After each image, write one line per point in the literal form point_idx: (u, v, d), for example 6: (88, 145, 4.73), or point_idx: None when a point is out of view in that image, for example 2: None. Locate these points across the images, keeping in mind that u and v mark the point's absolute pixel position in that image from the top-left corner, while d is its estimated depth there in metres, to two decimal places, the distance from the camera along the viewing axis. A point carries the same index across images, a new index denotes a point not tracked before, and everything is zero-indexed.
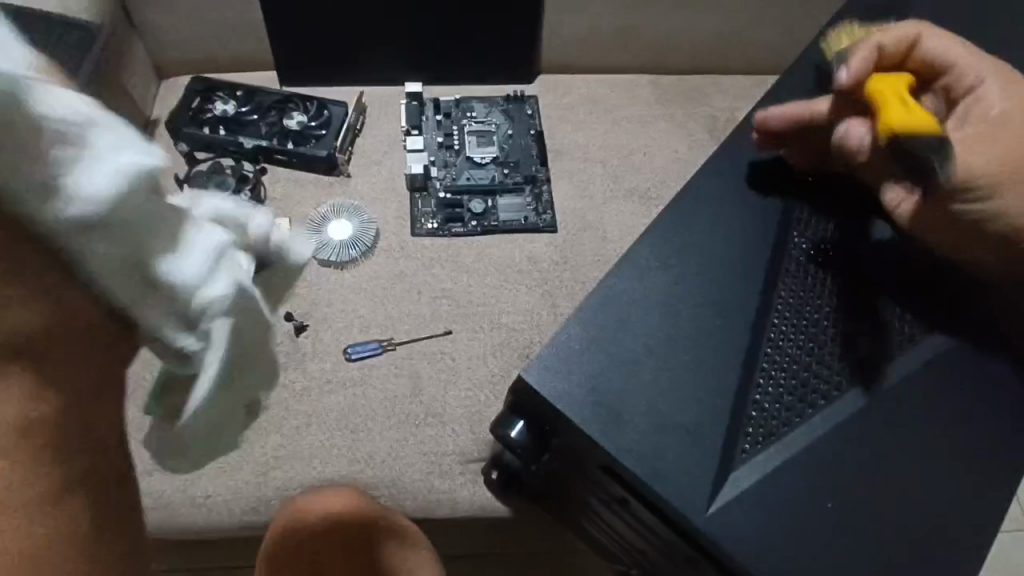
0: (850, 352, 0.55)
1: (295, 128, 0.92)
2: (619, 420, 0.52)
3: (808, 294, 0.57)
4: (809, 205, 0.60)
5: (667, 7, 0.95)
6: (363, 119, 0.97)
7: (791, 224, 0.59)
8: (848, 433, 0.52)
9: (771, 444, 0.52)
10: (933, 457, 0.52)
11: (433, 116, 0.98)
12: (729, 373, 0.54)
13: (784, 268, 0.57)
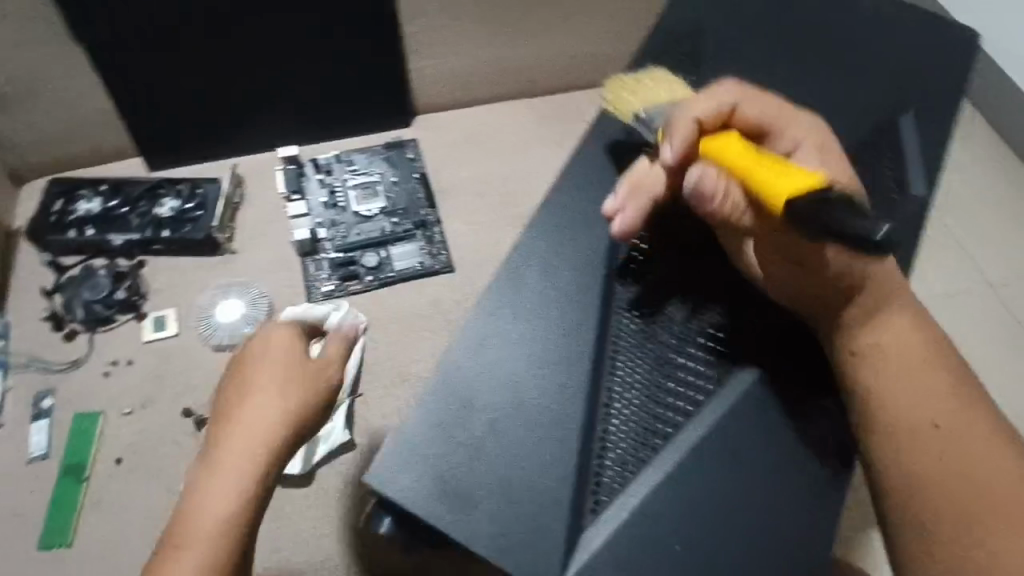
0: (683, 389, 0.58)
1: (169, 215, 0.90)
2: (467, 504, 0.53)
3: (639, 337, 0.60)
4: (632, 257, 0.62)
5: (526, 36, 0.97)
6: (242, 192, 0.95)
7: (619, 266, 0.62)
8: (689, 468, 0.54)
9: (616, 498, 0.55)
10: (777, 474, 0.53)
11: (314, 175, 0.97)
12: (570, 434, 0.55)
13: (616, 316, 0.61)
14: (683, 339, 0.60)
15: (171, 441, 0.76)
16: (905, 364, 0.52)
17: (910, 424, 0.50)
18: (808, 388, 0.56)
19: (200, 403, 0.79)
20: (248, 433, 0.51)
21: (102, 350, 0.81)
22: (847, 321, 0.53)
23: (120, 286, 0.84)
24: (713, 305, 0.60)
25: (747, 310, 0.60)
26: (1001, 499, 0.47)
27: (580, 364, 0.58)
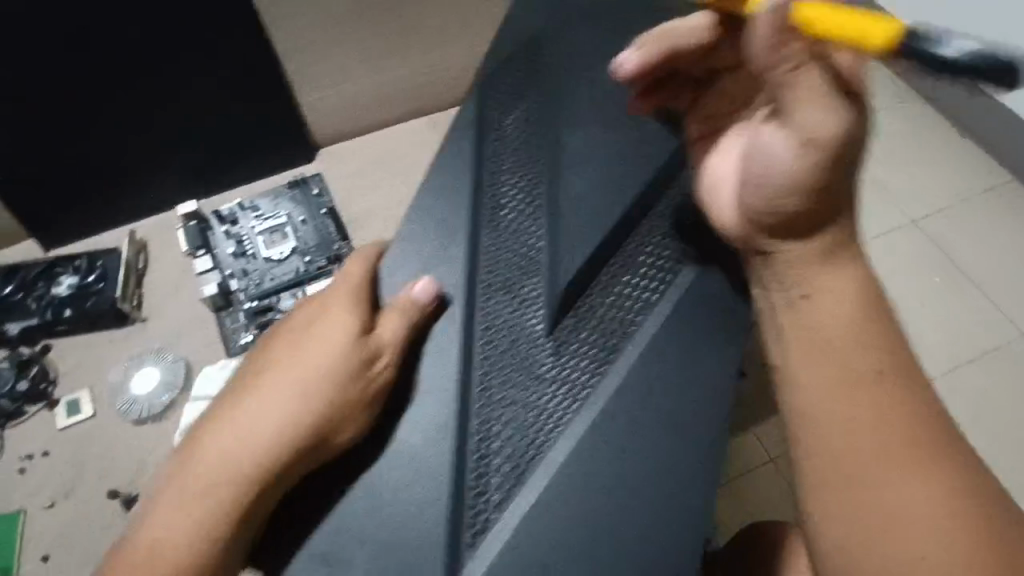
0: (567, 372, 0.52)
1: (69, 292, 0.86)
2: (339, 556, 0.47)
3: (514, 333, 0.54)
4: (499, 237, 0.57)
5: (408, 56, 0.96)
6: (146, 257, 0.93)
7: (481, 270, 0.56)
8: (575, 465, 0.48)
9: (503, 511, 0.48)
10: (673, 451, 0.48)
11: (218, 227, 0.94)
12: (442, 452, 0.49)
13: (482, 323, 0.54)
14: (562, 336, 0.53)
15: (98, 525, 0.74)
16: (840, 315, 0.43)
17: (835, 383, 0.42)
18: (701, 344, 0.51)
19: (128, 483, 0.76)
20: (297, 388, 0.50)
21: (15, 445, 0.79)
22: (783, 260, 0.44)
23: (25, 376, 0.81)
24: (588, 295, 0.54)
25: (626, 294, 0.54)
26: (914, 468, 0.40)
27: (447, 386, 0.51)
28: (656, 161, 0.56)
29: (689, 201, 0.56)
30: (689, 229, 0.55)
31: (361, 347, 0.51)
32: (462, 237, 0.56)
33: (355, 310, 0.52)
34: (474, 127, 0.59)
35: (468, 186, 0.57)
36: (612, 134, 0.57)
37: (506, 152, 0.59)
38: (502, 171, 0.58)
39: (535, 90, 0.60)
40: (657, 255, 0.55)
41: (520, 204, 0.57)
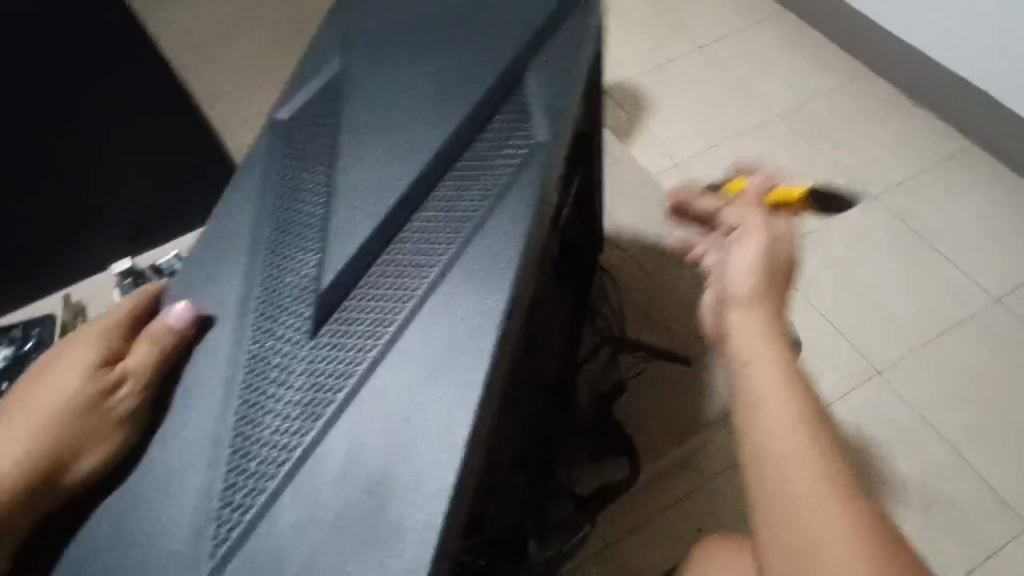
0: (330, 350, 0.51)
1: (3, 364, 0.85)
2: (110, 557, 0.48)
3: (285, 317, 0.53)
4: (279, 226, 0.57)
5: None
6: (84, 318, 0.91)
7: (262, 262, 0.55)
8: (326, 440, 0.47)
9: (252, 495, 0.47)
10: (427, 415, 0.47)
11: (155, 281, 0.93)
12: (205, 443, 0.49)
13: (253, 336, 0.53)
14: (328, 345, 0.51)
15: None
16: (775, 380, 0.49)
17: (782, 441, 0.46)
18: (460, 303, 0.50)
19: None
20: (40, 427, 0.52)
21: None
22: (737, 329, 0.54)
23: None
24: (357, 299, 0.52)
25: (393, 297, 0.51)
26: (851, 528, 0.42)
27: (212, 403, 0.51)
28: (427, 157, 0.56)
29: (463, 184, 0.55)
30: (457, 224, 0.53)
31: (104, 379, 0.53)
32: (242, 254, 0.56)
33: (107, 343, 0.55)
34: (268, 146, 0.61)
35: (253, 202, 0.59)
36: (388, 137, 0.57)
37: (299, 145, 0.60)
38: (290, 184, 0.58)
39: (325, 107, 0.61)
40: (428, 243, 0.53)
41: (301, 214, 0.56)
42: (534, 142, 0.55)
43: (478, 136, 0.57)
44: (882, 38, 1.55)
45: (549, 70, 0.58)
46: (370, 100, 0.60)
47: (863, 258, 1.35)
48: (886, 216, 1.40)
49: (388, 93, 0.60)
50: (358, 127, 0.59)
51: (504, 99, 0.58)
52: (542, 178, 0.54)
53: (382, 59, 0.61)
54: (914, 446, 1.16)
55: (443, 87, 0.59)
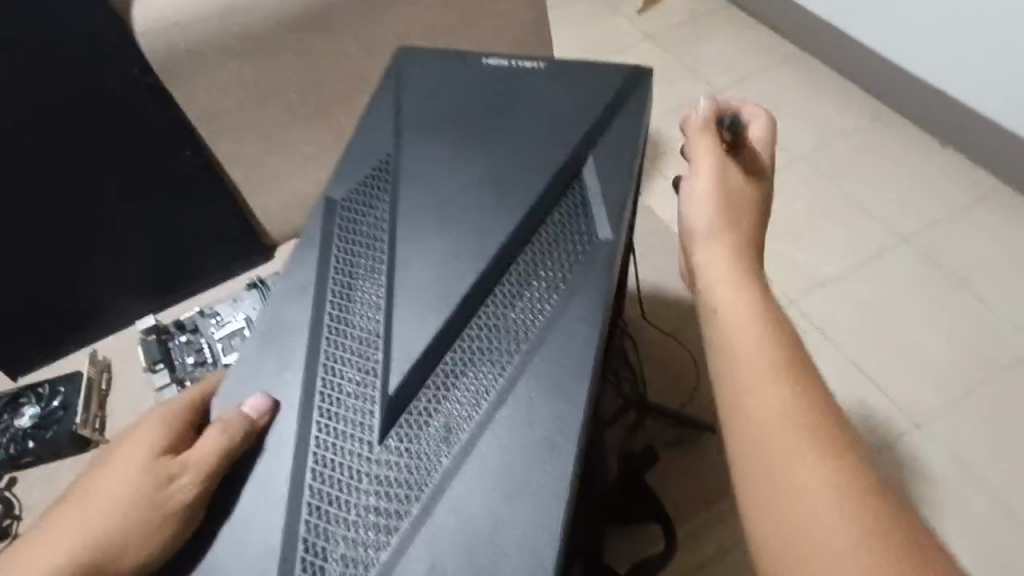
0: (404, 461, 0.47)
1: (31, 424, 0.87)
2: None
3: (350, 420, 0.49)
4: (339, 320, 0.53)
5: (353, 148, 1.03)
6: (110, 373, 0.95)
7: (321, 358, 0.52)
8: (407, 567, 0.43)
9: None
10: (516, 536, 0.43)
11: (177, 338, 0.95)
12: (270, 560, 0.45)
13: (316, 438, 0.49)
14: (399, 453, 0.47)
15: None
16: (751, 334, 0.48)
17: (761, 399, 0.45)
18: (545, 412, 0.46)
19: None
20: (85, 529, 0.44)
21: None
22: (708, 276, 0.55)
23: None
24: (426, 400, 0.49)
25: (465, 404, 0.48)
26: (832, 475, 0.40)
27: (275, 513, 0.46)
28: (493, 250, 0.53)
29: (532, 281, 0.52)
30: (521, 325, 0.50)
31: (158, 470, 0.46)
32: (301, 344, 0.52)
33: (166, 432, 0.48)
34: (323, 228, 0.58)
35: (309, 292, 0.54)
36: (446, 229, 0.55)
37: (357, 232, 0.57)
38: (347, 274, 0.55)
39: (386, 192, 0.58)
40: (501, 344, 0.50)
41: (363, 307, 0.53)
42: (598, 240, 0.53)
43: (540, 229, 0.55)
44: (906, 78, 1.53)
45: (609, 161, 0.56)
46: (425, 190, 0.57)
47: (893, 300, 1.31)
48: (916, 259, 1.36)
49: (442, 181, 0.58)
50: (417, 216, 0.56)
51: (565, 194, 0.56)
52: (606, 281, 0.51)
53: (432, 147, 0.59)
54: (954, 498, 1.11)
55: (504, 178, 0.57)
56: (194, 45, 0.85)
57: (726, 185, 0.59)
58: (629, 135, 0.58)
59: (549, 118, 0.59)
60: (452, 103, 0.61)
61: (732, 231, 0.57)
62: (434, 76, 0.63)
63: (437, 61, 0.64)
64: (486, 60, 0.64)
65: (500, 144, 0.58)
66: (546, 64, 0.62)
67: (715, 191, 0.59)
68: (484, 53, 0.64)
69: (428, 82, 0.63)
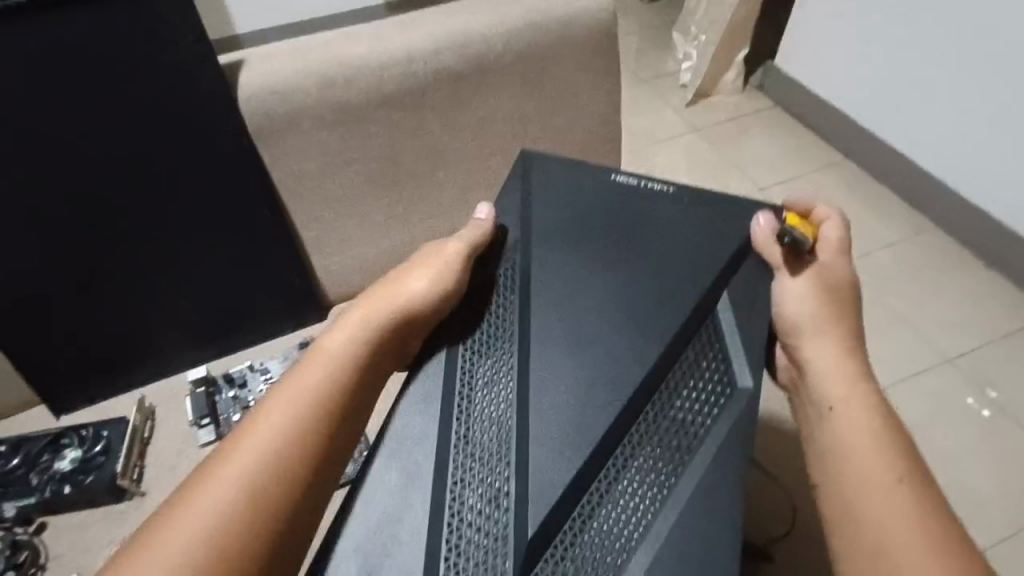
0: None
1: (70, 467, 0.86)
2: None
3: (483, 551, 0.50)
4: (468, 441, 0.56)
5: (420, 221, 1.05)
6: (152, 423, 0.93)
7: (451, 480, 0.54)
8: None
9: None
10: None
11: (225, 393, 0.95)
12: None
13: (447, 556, 0.50)
14: None
15: None
16: (865, 430, 0.52)
17: (876, 504, 0.48)
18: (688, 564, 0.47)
19: None
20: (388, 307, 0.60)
21: None
22: (818, 376, 0.56)
23: (12, 561, 0.79)
24: (563, 547, 0.49)
25: (602, 544, 0.49)
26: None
27: None
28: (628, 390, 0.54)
29: (669, 432, 0.54)
30: (653, 465, 0.52)
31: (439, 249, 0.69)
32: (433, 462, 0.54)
33: None
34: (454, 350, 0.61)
35: (440, 412, 0.57)
36: (581, 342, 0.57)
37: (487, 352, 0.60)
38: (479, 393, 0.58)
39: (516, 312, 0.61)
40: (636, 487, 0.51)
41: (492, 422, 0.56)
42: (735, 388, 0.55)
43: (674, 364, 0.57)
44: (952, 200, 1.55)
45: (742, 297, 0.60)
46: (558, 297, 0.60)
47: (938, 421, 1.28)
48: (963, 382, 1.34)
49: (576, 295, 0.60)
50: (548, 339, 0.58)
51: (698, 338, 0.58)
52: (739, 429, 0.53)
53: (565, 261, 0.62)
54: None
55: (640, 296, 0.59)
56: (291, 113, 0.88)
57: (818, 285, 0.59)
58: (758, 285, 0.61)
59: (681, 246, 0.62)
60: (587, 214, 0.65)
61: (832, 336, 0.57)
62: (570, 186, 0.68)
63: (571, 173, 0.69)
64: (618, 174, 0.68)
65: (629, 266, 0.61)
66: (677, 187, 0.67)
67: (813, 299, 0.58)
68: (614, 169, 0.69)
69: (560, 194, 0.67)
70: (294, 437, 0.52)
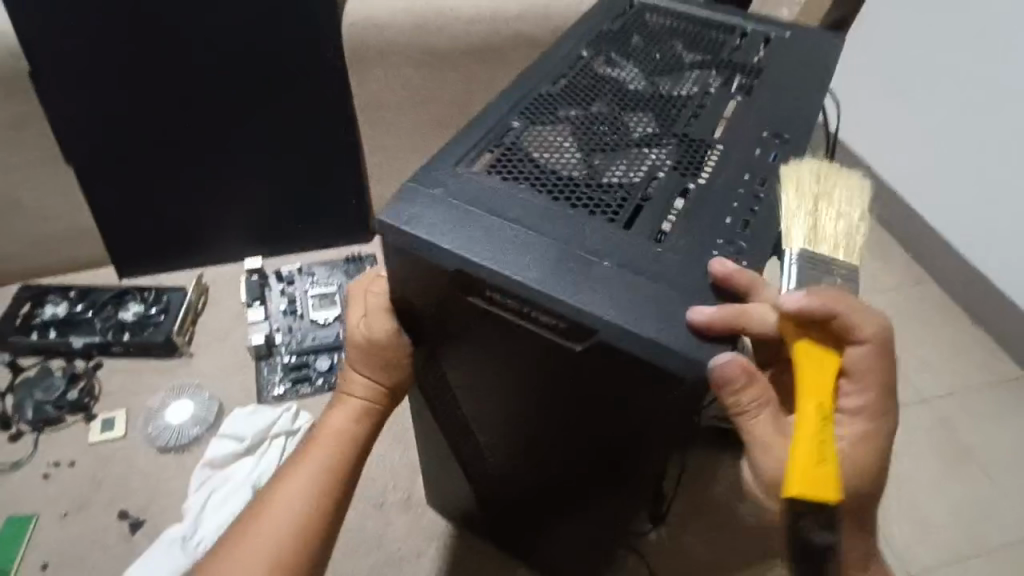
0: (548, 509, 0.66)
1: (132, 318, 0.94)
2: None
3: (501, 479, 0.66)
4: (478, 441, 0.64)
5: None
6: (205, 299, 1.02)
7: (466, 445, 0.66)
8: (562, 539, 0.70)
9: (528, 543, 0.74)
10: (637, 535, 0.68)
11: (275, 286, 1.03)
12: (484, 508, 0.74)
13: (474, 474, 0.69)
14: (545, 511, 0.66)
15: (101, 544, 0.78)
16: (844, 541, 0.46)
17: None
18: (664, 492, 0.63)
19: (138, 506, 0.81)
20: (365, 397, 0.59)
21: (45, 451, 0.85)
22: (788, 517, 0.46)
23: (73, 387, 0.89)
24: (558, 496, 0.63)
25: (588, 506, 0.62)
26: None
27: (469, 498, 0.75)
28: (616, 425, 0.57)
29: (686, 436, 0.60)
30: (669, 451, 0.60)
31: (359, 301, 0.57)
32: (451, 442, 0.67)
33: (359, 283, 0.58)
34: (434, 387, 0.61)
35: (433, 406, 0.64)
36: (520, 394, 0.53)
37: (455, 391, 0.59)
38: (460, 410, 0.61)
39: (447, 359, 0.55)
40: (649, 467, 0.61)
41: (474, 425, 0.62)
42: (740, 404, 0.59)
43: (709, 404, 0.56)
44: None
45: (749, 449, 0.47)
46: (479, 343, 0.51)
47: None
48: None
49: (494, 359, 0.52)
50: (478, 381, 0.55)
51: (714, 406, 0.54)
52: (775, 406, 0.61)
53: (457, 319, 0.50)
54: None
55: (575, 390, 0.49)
56: (383, 44, 0.98)
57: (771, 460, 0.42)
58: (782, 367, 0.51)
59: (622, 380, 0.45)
60: (449, 292, 0.48)
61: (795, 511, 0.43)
62: (429, 276, 0.47)
63: (413, 264, 0.47)
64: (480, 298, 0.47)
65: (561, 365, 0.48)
66: (563, 325, 0.43)
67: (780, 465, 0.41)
68: (471, 252, 0.45)
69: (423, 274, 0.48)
70: (311, 513, 0.53)
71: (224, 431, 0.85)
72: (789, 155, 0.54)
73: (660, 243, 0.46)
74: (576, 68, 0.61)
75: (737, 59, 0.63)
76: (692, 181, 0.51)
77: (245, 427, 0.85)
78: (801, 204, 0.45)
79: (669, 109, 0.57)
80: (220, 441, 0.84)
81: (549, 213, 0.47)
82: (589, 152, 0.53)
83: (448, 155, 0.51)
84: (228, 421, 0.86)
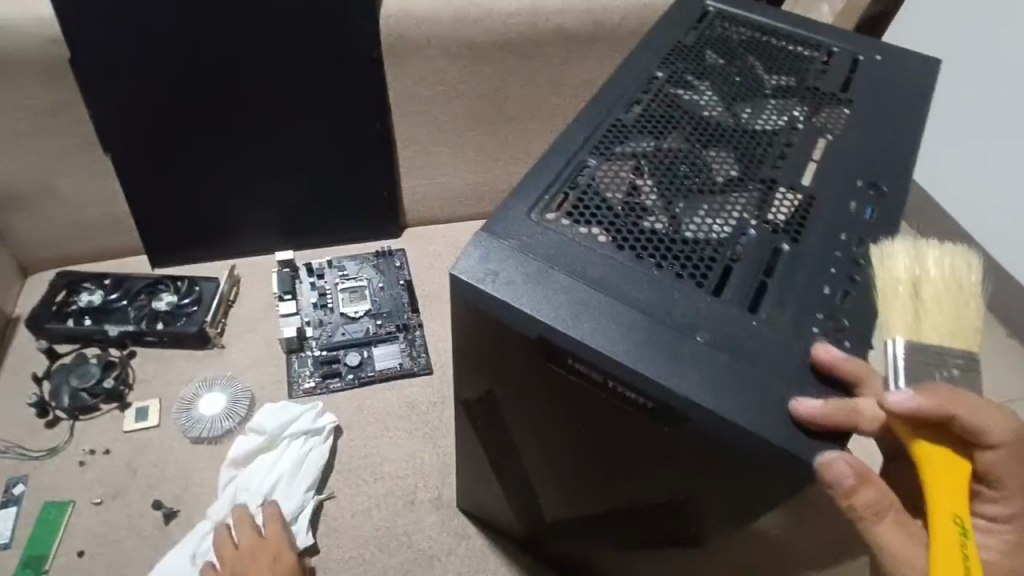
0: (586, 527, 0.66)
1: (165, 308, 0.95)
2: None
3: (541, 498, 0.66)
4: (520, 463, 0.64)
5: (507, 163, 1.14)
6: (237, 290, 1.02)
7: (506, 461, 0.66)
8: (596, 553, 0.70)
9: (560, 553, 0.75)
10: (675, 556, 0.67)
11: (306, 279, 1.03)
12: (515, 517, 0.74)
13: (511, 487, 0.69)
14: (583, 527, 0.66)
15: (136, 534, 0.78)
16: None
17: None
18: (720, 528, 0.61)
19: (171, 496, 0.81)
20: None
21: (81, 438, 0.86)
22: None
23: (108, 375, 0.89)
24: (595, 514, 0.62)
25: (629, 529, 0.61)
26: None
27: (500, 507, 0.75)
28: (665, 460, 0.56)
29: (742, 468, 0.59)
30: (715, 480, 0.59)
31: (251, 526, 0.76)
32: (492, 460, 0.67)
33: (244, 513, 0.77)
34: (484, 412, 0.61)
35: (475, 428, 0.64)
36: (580, 429, 0.53)
37: (507, 418, 0.59)
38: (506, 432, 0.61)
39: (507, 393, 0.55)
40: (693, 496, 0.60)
41: (522, 449, 0.61)
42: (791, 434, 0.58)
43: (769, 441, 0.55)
44: None
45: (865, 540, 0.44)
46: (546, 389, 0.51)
47: None
48: None
49: (564, 405, 0.52)
50: (539, 415, 0.55)
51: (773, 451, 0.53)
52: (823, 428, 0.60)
53: (530, 369, 0.50)
54: None
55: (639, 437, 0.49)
56: (421, 38, 0.96)
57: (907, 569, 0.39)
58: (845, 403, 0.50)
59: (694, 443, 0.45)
60: (527, 345, 0.48)
61: None
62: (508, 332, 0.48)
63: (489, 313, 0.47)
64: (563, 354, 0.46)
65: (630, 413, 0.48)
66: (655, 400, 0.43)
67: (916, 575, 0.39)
68: (566, 319, 0.45)
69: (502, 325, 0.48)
70: None
71: (253, 426, 0.85)
72: (886, 212, 0.54)
73: (756, 312, 0.46)
74: (651, 94, 0.61)
75: (824, 93, 0.63)
76: (785, 241, 0.50)
77: (276, 421, 0.85)
78: (896, 289, 0.43)
79: (753, 151, 0.57)
80: (250, 435, 0.84)
81: (641, 271, 0.47)
82: (671, 199, 0.53)
83: (528, 191, 0.52)
84: (258, 416, 0.86)
